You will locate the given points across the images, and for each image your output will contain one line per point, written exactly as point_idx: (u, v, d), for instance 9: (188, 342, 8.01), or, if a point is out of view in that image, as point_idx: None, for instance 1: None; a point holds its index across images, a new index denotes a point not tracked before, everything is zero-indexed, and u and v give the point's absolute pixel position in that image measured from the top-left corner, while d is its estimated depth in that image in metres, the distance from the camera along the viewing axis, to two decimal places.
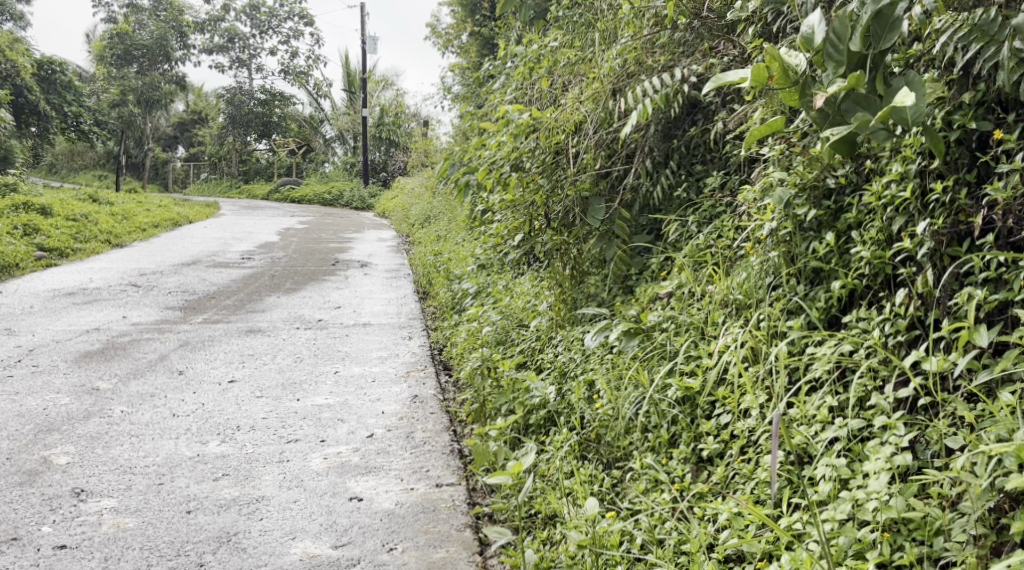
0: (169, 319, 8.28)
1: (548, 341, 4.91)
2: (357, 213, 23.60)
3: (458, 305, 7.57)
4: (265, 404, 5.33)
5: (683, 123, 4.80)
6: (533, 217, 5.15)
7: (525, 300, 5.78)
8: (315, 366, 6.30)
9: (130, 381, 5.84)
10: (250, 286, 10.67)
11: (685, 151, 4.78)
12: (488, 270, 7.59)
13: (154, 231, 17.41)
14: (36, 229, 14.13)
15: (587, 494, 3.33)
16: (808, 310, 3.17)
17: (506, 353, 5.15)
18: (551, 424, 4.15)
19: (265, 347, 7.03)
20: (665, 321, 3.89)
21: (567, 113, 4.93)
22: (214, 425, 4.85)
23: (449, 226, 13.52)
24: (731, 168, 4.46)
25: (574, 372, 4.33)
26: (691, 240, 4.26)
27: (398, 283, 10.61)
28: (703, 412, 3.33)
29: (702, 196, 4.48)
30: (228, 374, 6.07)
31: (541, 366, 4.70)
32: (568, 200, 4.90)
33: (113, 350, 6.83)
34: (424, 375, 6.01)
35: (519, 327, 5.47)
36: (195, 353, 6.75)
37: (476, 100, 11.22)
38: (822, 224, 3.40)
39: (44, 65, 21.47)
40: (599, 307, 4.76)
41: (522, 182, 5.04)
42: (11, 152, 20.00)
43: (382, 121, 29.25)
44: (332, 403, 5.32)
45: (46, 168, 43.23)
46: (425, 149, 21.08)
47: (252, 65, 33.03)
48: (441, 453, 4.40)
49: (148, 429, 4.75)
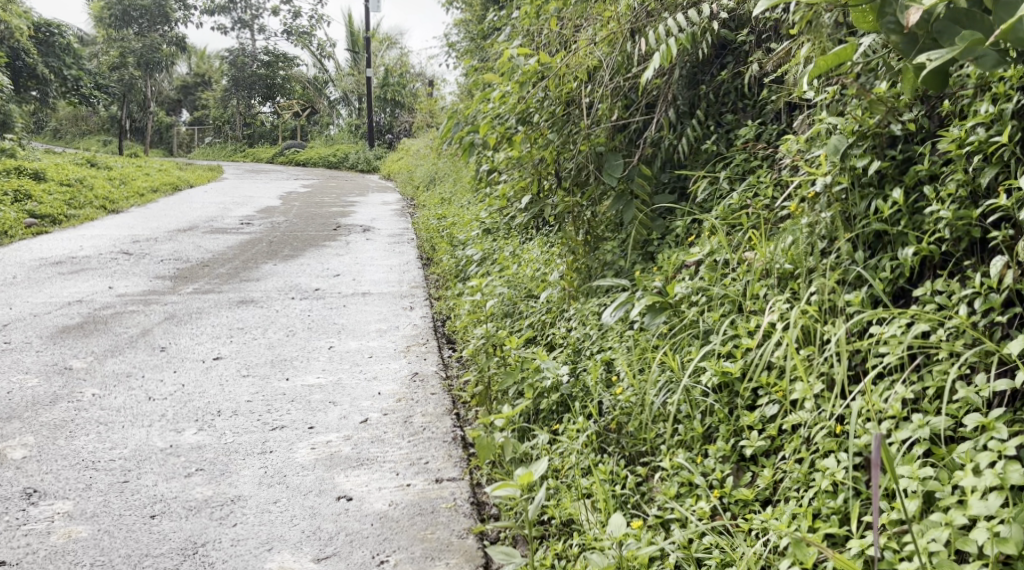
0: (157, 289, 7.80)
1: (561, 316, 4.43)
2: (362, 176, 23.01)
3: (462, 273, 7.07)
4: (251, 385, 4.86)
5: (712, 68, 4.24)
6: (542, 176, 4.66)
7: (534, 268, 5.29)
8: (308, 341, 5.84)
9: (107, 359, 5.38)
10: (245, 253, 10.18)
11: (714, 101, 4.24)
12: (494, 235, 7.08)
13: (151, 196, 16.91)
14: (27, 195, 13.64)
15: (608, 497, 2.87)
16: (872, 282, 2.67)
17: (514, 328, 4.68)
18: (565, 409, 3.69)
19: (256, 320, 6.56)
20: (694, 294, 3.39)
21: (580, 58, 4.41)
22: (192, 410, 4.40)
23: (455, 188, 12.99)
24: (767, 117, 3.94)
25: (590, 352, 3.86)
26: (723, 200, 3.76)
27: (401, 249, 10.13)
28: (744, 402, 2.84)
29: (733, 150, 3.97)
30: (214, 350, 5.61)
31: (553, 342, 4.25)
32: (580, 157, 4.38)
33: (93, 324, 6.38)
34: (425, 350, 5.55)
35: (528, 299, 4.99)
36: (181, 327, 6.29)
37: (481, 56, 10.63)
38: (885, 178, 2.89)
39: (40, 28, 20.86)
40: (617, 277, 4.28)
41: (530, 137, 4.59)
42: (8, 117, 19.48)
43: (387, 81, 28.53)
44: (323, 383, 4.86)
45: (49, 134, 42.64)
46: (431, 109, 20.43)
47: (254, 25, 32.28)
48: (442, 441, 3.94)
49: (118, 415, 4.29)
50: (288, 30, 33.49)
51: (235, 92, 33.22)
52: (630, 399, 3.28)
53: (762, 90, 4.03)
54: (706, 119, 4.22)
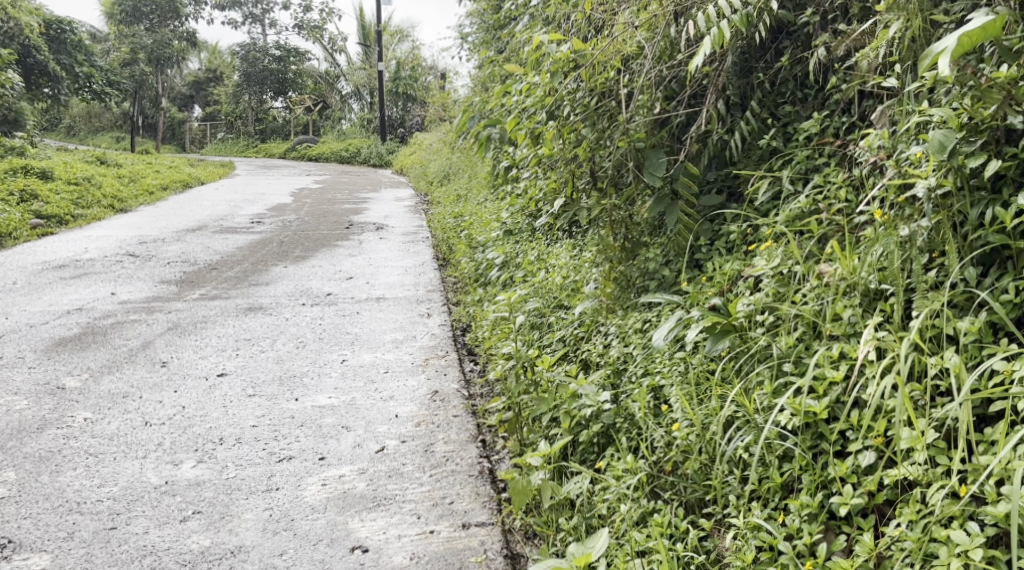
0: (162, 296, 7.39)
1: (598, 332, 4.00)
2: (374, 171, 22.58)
3: (482, 278, 6.65)
4: (257, 407, 4.45)
5: (767, 53, 3.79)
6: (575, 175, 4.21)
7: (563, 275, 4.87)
8: (319, 354, 5.42)
9: (104, 377, 4.98)
10: (256, 255, 9.77)
11: (770, 90, 3.79)
12: (516, 237, 6.65)
13: (161, 194, 16.54)
14: (33, 195, 13.28)
15: (670, 558, 2.45)
16: (996, 307, 2.30)
17: (546, 344, 4.26)
18: (608, 440, 3.28)
19: (264, 329, 6.15)
20: (758, 313, 2.96)
21: (618, 43, 3.97)
22: (192, 438, 3.99)
23: (471, 184, 12.56)
24: (834, 109, 3.50)
25: (634, 376, 3.42)
26: (787, 204, 3.32)
27: (416, 248, 9.72)
28: (834, 448, 2.43)
29: (796, 146, 3.54)
30: (218, 366, 5.20)
31: (589, 361, 3.84)
32: (618, 154, 3.92)
33: (92, 336, 5.98)
34: (445, 364, 5.14)
35: (559, 309, 4.55)
36: (185, 338, 5.89)
37: (497, 47, 10.17)
38: (1003, 180, 2.51)
39: (51, 24, 20.54)
40: (661, 289, 3.87)
41: (562, 133, 4.15)
42: (20, 115, 19.16)
43: (399, 74, 28.07)
44: (335, 404, 4.45)
45: (63, 131, 42.37)
46: (444, 102, 19.97)
47: (265, 20, 31.94)
48: (468, 475, 3.53)
49: (111, 444, 3.88)
50: (299, 24, 33.10)
51: (247, 88, 32.86)
52: (687, 436, 2.86)
53: (828, 77, 3.59)
54: (765, 108, 3.78)
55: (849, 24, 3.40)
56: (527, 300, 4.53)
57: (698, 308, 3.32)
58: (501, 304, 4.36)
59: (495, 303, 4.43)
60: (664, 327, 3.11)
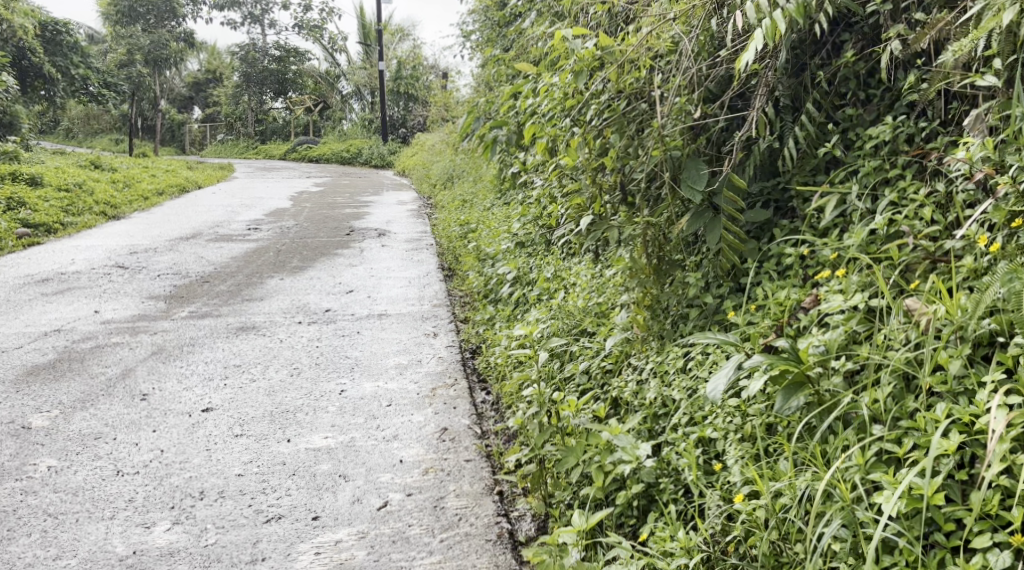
0: (149, 314, 6.93)
1: (629, 367, 3.52)
2: (375, 172, 22.06)
3: (493, 293, 6.19)
4: (244, 450, 3.97)
5: (824, 48, 3.30)
6: (603, 189, 3.65)
7: (584, 297, 4.39)
8: (315, 384, 4.93)
9: (77, 413, 4.52)
10: (251, 266, 9.30)
11: (828, 91, 3.29)
12: (528, 249, 6.18)
13: (156, 199, 16.06)
14: (21, 203, 12.80)
15: None
16: None
17: (568, 385, 3.76)
18: (651, 502, 2.82)
19: (256, 352, 5.67)
20: (833, 360, 2.48)
21: (650, 38, 3.49)
22: (169, 492, 3.52)
23: (476, 187, 12.08)
24: (906, 112, 3.04)
25: (677, 425, 2.96)
26: (857, 226, 2.85)
27: (420, 256, 9.24)
28: (954, 542, 2.02)
29: (862, 156, 3.07)
30: (203, 399, 4.72)
31: (621, 402, 3.37)
32: (652, 165, 3.41)
33: (68, 362, 5.51)
34: (455, 394, 4.65)
35: (584, 338, 4.05)
36: (170, 363, 5.43)
37: (504, 44, 9.66)
38: None
39: (47, 26, 19.97)
40: (703, 321, 3.40)
41: (587, 141, 3.65)
42: (14, 118, 18.68)
43: (400, 74, 27.49)
44: (332, 447, 3.97)
45: (63, 133, 41.91)
46: (446, 102, 19.45)
47: (264, 19, 31.43)
48: (485, 540, 3.05)
49: (74, 502, 3.43)
50: (299, 24, 32.58)
51: (247, 88, 32.38)
52: (754, 509, 2.37)
53: (903, 74, 3.12)
54: (822, 110, 3.31)
55: (925, 15, 2.94)
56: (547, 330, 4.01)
57: (760, 351, 2.83)
58: (518, 335, 3.86)
59: (513, 335, 3.91)
60: (722, 375, 2.59)
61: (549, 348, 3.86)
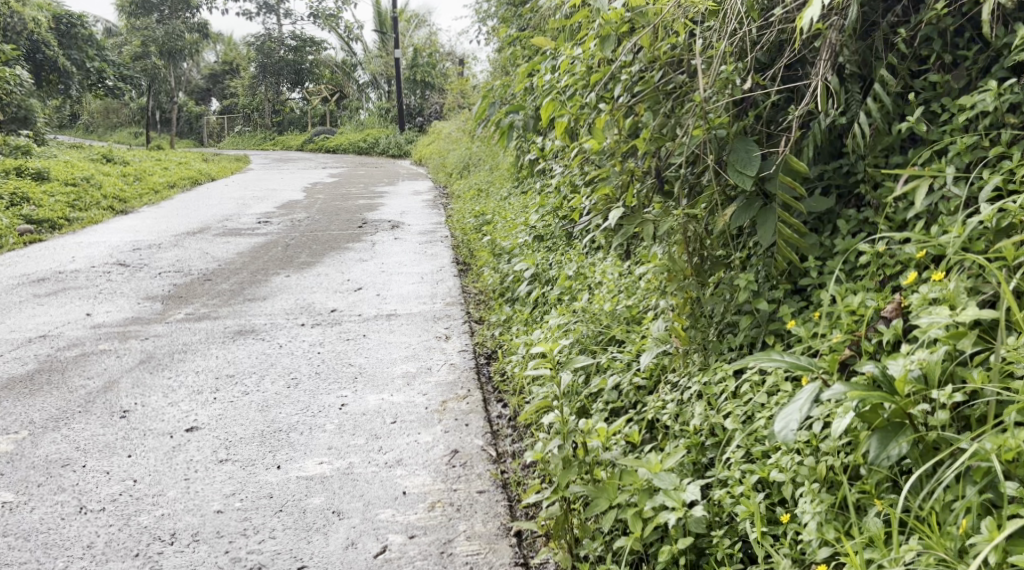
0: (143, 316, 6.47)
1: (667, 385, 3.03)
2: (392, 162, 21.58)
3: (510, 292, 5.70)
4: (227, 479, 3.49)
5: (899, 3, 2.78)
6: (634, 176, 3.10)
7: (609, 301, 3.91)
8: (314, 397, 4.45)
9: (48, 433, 4.06)
10: (257, 262, 8.83)
11: (905, 54, 2.77)
12: (548, 242, 5.68)
13: (167, 192, 15.64)
14: (26, 198, 12.38)
15: None
16: None
17: (590, 414, 3.25)
18: (702, 557, 2.34)
19: (253, 360, 5.20)
20: (942, 389, 2.04)
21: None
22: (134, 535, 3.06)
23: (493, 176, 11.58)
24: (1008, 76, 2.53)
25: (730, 460, 2.48)
26: (958, 221, 2.39)
27: (434, 249, 8.75)
28: None
29: (954, 130, 2.58)
30: (189, 416, 4.25)
31: (659, 428, 2.89)
32: (694, 146, 2.90)
33: (48, 374, 5.03)
34: (468, 406, 4.18)
35: (612, 348, 3.56)
36: (158, 374, 4.96)
37: (518, 25, 9.11)
38: None
39: (62, 19, 19.52)
40: (758, 331, 2.89)
41: (615, 121, 3.12)
42: (28, 113, 18.33)
43: (416, 61, 26.92)
44: (329, 475, 3.50)
45: (82, 127, 41.68)
46: (463, 89, 18.93)
47: (280, 9, 30.98)
48: None
49: (24, 550, 3.00)
50: (315, 14, 32.11)
51: (263, 80, 31.97)
52: None
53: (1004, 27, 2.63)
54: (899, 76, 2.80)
55: None
56: (569, 344, 3.48)
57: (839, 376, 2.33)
58: (537, 350, 3.36)
59: (532, 352, 3.40)
60: (791, 415, 2.04)
61: (573, 367, 3.33)
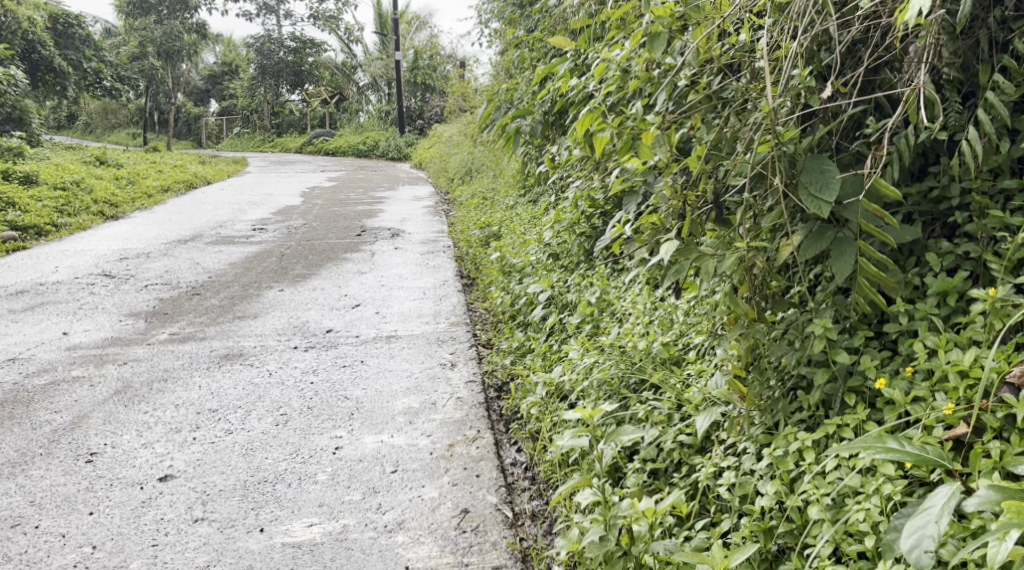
0: (124, 336, 5.99)
1: (723, 450, 2.58)
2: (392, 166, 21.08)
3: (523, 315, 5.24)
4: (203, 548, 3.03)
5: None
6: (687, 201, 2.64)
7: (641, 340, 3.45)
8: (305, 437, 3.96)
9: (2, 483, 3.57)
10: (250, 274, 8.34)
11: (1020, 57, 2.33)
12: (565, 262, 5.22)
13: (160, 196, 15.15)
14: (12, 204, 11.88)
15: None
16: None
17: (625, 473, 2.79)
18: None
19: (239, 390, 4.70)
20: None
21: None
22: None
23: (497, 184, 11.11)
24: None
25: (816, 559, 2.05)
26: None
27: (436, 261, 8.26)
28: None
29: None
30: (164, 460, 3.75)
31: (716, 505, 2.45)
32: (763, 164, 2.45)
33: (11, 406, 4.54)
34: (479, 449, 3.71)
35: (648, 397, 3.06)
36: (133, 406, 4.47)
37: (527, 24, 8.59)
38: None
39: (58, 19, 18.96)
40: (836, 387, 2.44)
41: (667, 135, 2.66)
42: (23, 114, 17.86)
43: (417, 64, 26.33)
44: (320, 541, 3.06)
45: (80, 128, 41.15)
46: (465, 92, 18.46)
47: (280, 10, 30.48)
48: None
49: None
50: (316, 15, 31.62)
51: (262, 81, 31.47)
52: None
53: None
54: (1011, 81, 2.37)
55: None
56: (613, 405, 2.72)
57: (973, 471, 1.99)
58: (573, 416, 2.65)
59: (566, 414, 2.65)
60: (922, 537, 1.83)
61: (619, 436, 2.63)
